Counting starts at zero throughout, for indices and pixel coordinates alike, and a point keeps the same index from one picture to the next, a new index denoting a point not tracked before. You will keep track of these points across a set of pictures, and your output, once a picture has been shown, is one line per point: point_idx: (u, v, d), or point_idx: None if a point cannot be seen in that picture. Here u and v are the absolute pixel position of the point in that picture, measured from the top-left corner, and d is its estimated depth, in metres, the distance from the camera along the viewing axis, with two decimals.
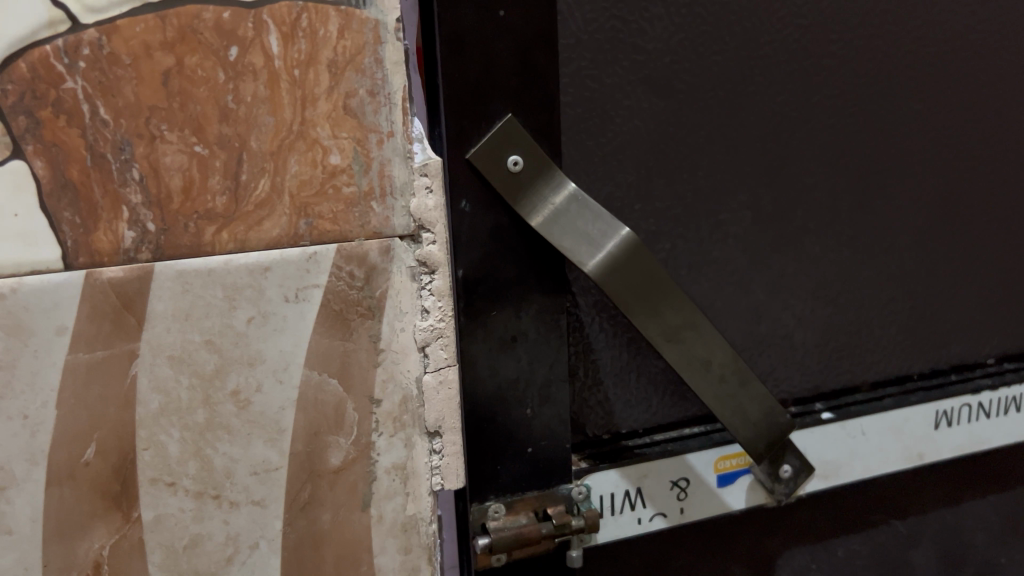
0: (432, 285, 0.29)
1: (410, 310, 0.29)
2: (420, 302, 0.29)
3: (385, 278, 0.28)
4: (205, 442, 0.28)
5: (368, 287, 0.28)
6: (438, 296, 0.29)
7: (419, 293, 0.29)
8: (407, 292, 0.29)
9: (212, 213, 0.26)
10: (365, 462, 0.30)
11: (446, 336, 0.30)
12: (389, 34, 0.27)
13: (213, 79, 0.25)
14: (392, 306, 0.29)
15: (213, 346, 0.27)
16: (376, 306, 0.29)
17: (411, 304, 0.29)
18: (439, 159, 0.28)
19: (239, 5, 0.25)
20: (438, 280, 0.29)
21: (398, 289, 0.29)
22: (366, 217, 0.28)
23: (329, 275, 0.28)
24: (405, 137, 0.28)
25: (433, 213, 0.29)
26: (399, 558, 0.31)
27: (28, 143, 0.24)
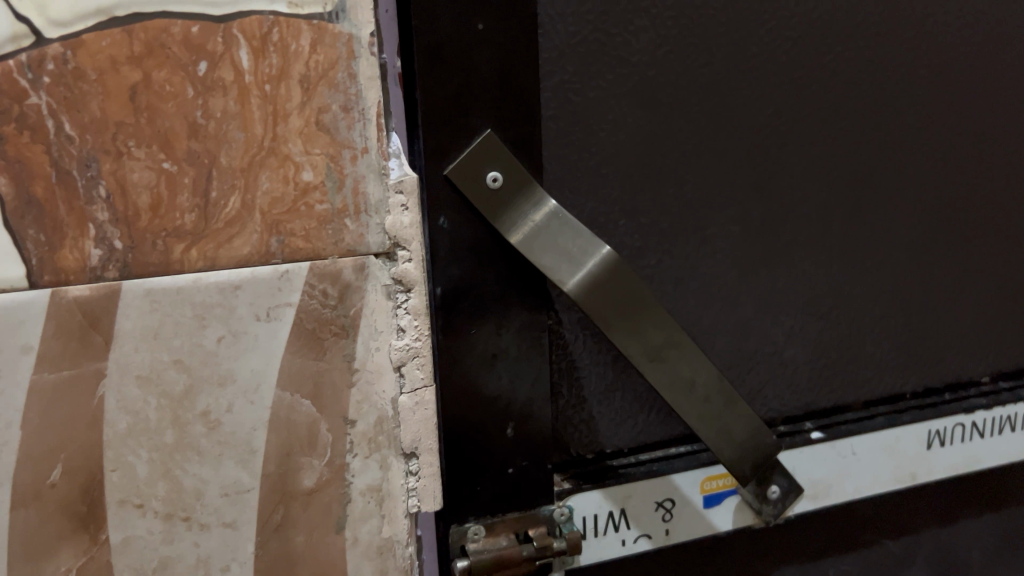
0: (408, 304, 0.29)
1: (385, 329, 0.29)
2: (396, 321, 0.29)
3: (360, 297, 0.28)
4: (174, 463, 0.27)
5: (342, 306, 0.28)
6: (414, 314, 0.29)
7: (394, 312, 0.29)
8: (383, 311, 0.28)
9: (181, 231, 0.26)
10: (339, 483, 0.29)
11: (422, 355, 0.30)
12: (363, 49, 0.26)
13: (181, 94, 0.25)
14: (366, 325, 0.28)
15: (182, 365, 0.27)
16: (350, 325, 0.28)
17: (386, 323, 0.29)
18: (414, 176, 0.28)
19: (208, 19, 0.25)
20: (414, 298, 0.29)
21: (374, 308, 0.28)
22: (340, 235, 0.27)
23: (301, 294, 0.27)
24: (379, 154, 0.27)
25: (408, 231, 0.28)
26: None
27: None
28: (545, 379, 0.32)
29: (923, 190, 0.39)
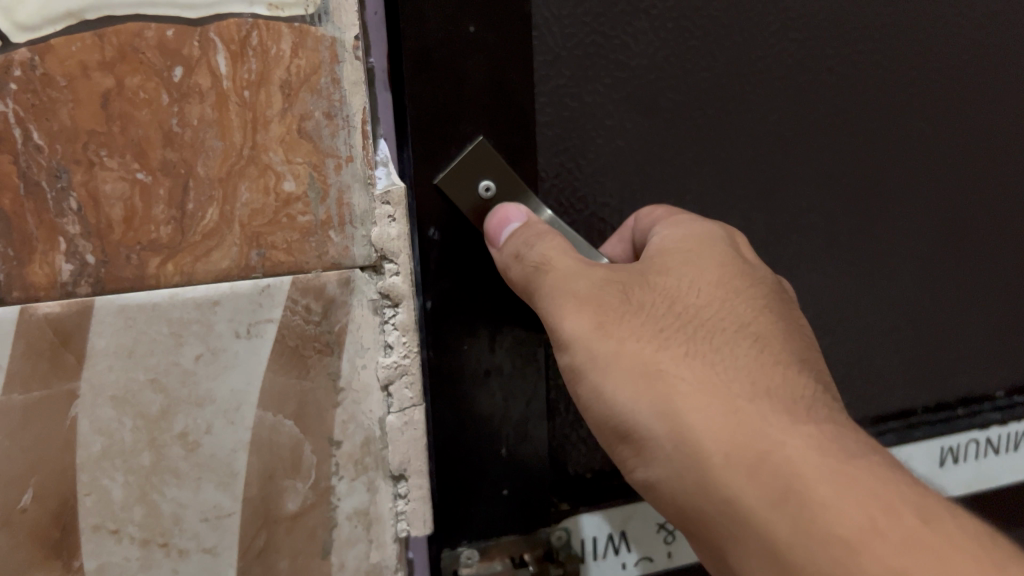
0: (395, 319, 0.28)
1: (371, 346, 0.27)
2: (383, 337, 0.28)
3: (344, 312, 0.27)
4: (152, 487, 0.26)
5: (325, 322, 0.26)
6: (402, 330, 0.28)
7: (381, 328, 0.28)
8: (369, 327, 0.27)
9: (156, 244, 0.25)
10: (325, 507, 0.28)
11: (411, 372, 0.28)
12: (346, 53, 0.25)
13: (155, 101, 0.24)
14: (352, 342, 0.27)
15: (159, 385, 0.25)
16: (334, 341, 0.27)
17: (372, 339, 0.27)
18: (402, 186, 0.27)
19: (183, 22, 0.23)
20: (402, 313, 0.28)
21: (359, 323, 0.27)
22: (323, 247, 0.26)
23: (282, 309, 0.26)
24: (365, 163, 0.26)
25: (396, 242, 0.27)
26: None
27: None
28: (540, 396, 0.31)
29: (931, 199, 0.38)
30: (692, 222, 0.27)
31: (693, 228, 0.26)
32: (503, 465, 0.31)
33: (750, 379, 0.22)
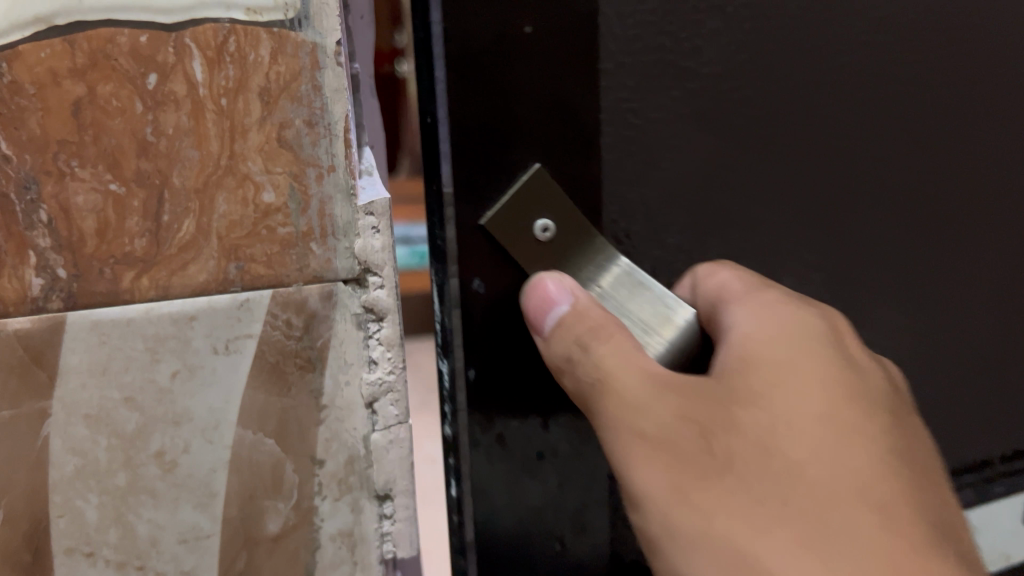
0: (380, 334, 0.27)
1: (355, 362, 0.27)
2: (367, 353, 0.27)
3: (327, 327, 0.26)
4: (126, 508, 0.25)
5: (307, 337, 0.26)
6: (386, 345, 0.27)
7: (365, 343, 0.27)
8: (352, 342, 0.27)
9: (130, 257, 0.24)
10: (307, 528, 0.27)
11: (396, 389, 0.27)
12: (328, 60, 0.24)
13: (129, 109, 0.23)
14: (334, 358, 0.26)
15: (134, 403, 0.24)
16: (316, 356, 0.26)
17: (356, 355, 0.27)
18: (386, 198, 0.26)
19: (157, 27, 0.22)
20: (387, 328, 0.27)
21: (343, 338, 0.26)
22: (305, 259, 0.25)
23: (263, 324, 0.25)
24: (348, 172, 0.25)
25: (379, 255, 0.26)
26: None
27: None
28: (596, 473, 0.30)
29: (975, 220, 0.37)
30: (771, 310, 0.25)
31: (772, 318, 0.24)
32: (556, 561, 0.30)
33: (856, 541, 0.20)
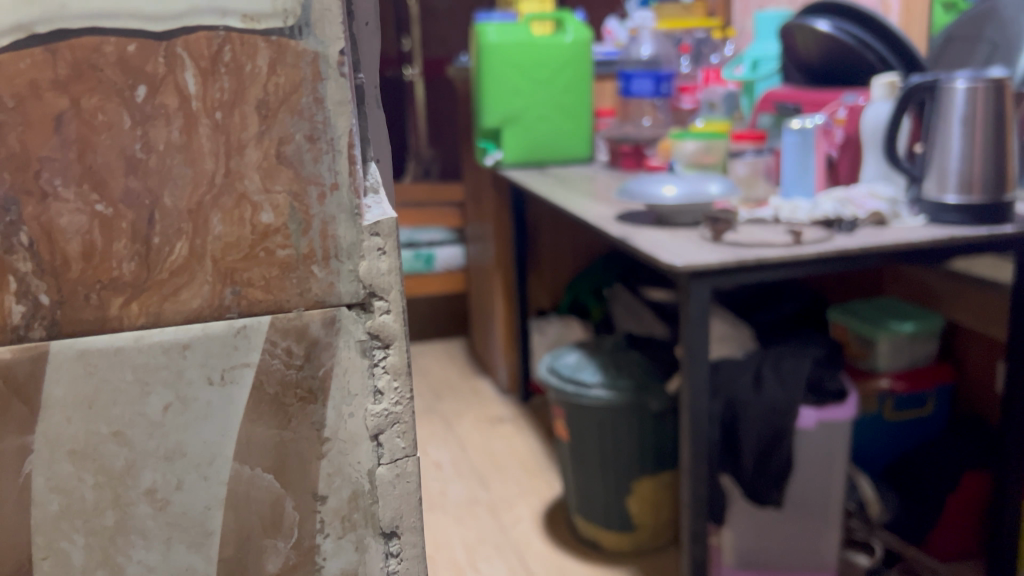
0: (382, 348, 0.58)
1: (358, 359, 0.57)
2: (370, 358, 0.57)
3: (342, 323, 0.56)
4: (144, 440, 0.53)
5: (331, 302, 0.55)
6: (387, 368, 0.58)
7: (368, 353, 0.57)
8: (357, 332, 0.56)
9: (119, 276, 0.50)
10: (322, 437, 0.57)
11: (400, 420, 0.59)
12: (325, 61, 0.52)
13: (115, 102, 0.48)
14: (346, 348, 0.56)
15: (116, 430, 0.52)
16: (334, 325, 0.55)
17: (358, 358, 0.57)
18: (386, 219, 0.56)
19: (147, 32, 0.48)
20: (388, 346, 0.58)
21: (349, 323, 0.56)
22: (317, 287, 0.55)
23: (311, 266, 0.54)
24: (345, 200, 0.54)
25: (382, 281, 0.56)
26: (346, 497, 0.58)
27: (13, 137, 0.47)
28: None
29: None
30: None
31: None
32: None
33: None
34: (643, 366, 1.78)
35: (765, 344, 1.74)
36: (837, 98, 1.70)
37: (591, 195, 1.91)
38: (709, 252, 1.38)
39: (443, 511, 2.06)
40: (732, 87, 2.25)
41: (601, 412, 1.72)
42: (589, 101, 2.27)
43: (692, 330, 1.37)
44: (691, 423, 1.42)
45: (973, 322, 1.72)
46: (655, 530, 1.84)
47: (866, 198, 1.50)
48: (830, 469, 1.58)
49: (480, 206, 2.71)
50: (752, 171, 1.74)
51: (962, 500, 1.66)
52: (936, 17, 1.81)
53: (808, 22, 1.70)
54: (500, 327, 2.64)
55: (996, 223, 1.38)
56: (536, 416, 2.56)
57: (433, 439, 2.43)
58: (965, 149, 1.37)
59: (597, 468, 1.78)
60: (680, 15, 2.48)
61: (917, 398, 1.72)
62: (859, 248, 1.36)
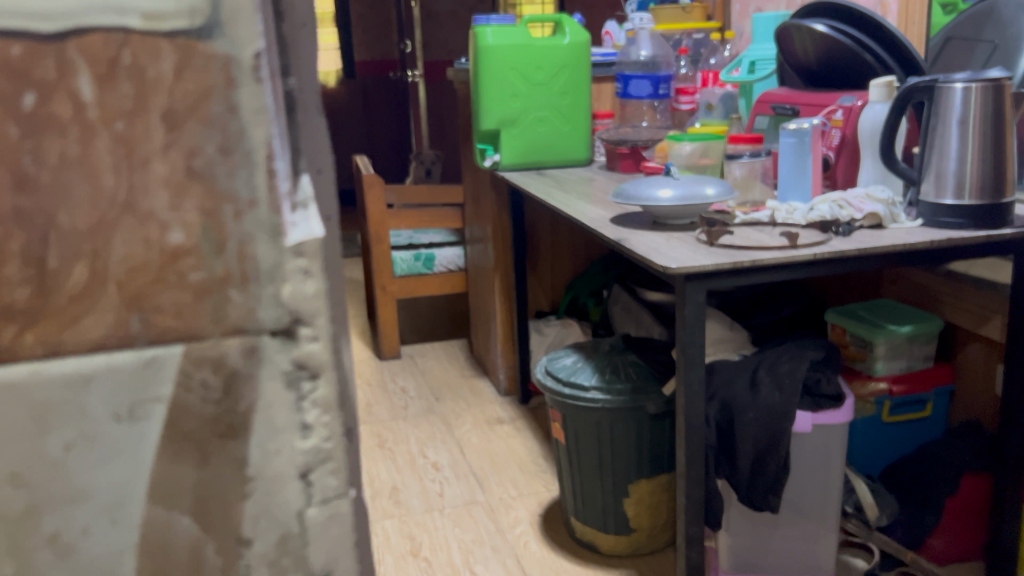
0: (309, 384, 0.46)
1: (288, 403, 0.46)
2: (297, 398, 0.46)
3: (262, 355, 0.45)
4: (32, 526, 0.44)
5: (251, 326, 0.44)
6: (317, 402, 0.47)
7: (296, 393, 0.46)
8: (280, 361, 0.45)
9: (14, 310, 0.41)
10: (243, 486, 0.47)
11: (332, 455, 0.48)
12: (239, 71, 0.41)
13: (15, 106, 0.38)
14: (268, 377, 0.46)
15: (15, 481, 0.43)
16: (251, 346, 0.45)
17: (289, 402, 0.46)
18: (312, 229, 0.44)
19: (29, 37, 0.38)
20: (316, 380, 0.46)
21: (271, 354, 0.45)
22: (234, 319, 0.44)
23: (236, 317, 0.44)
24: (264, 207, 0.43)
25: (308, 305, 0.45)
26: (278, 552, 0.49)
27: None
28: None
29: None
30: None
31: None
32: None
33: None
34: (639, 368, 1.75)
35: (761, 347, 1.71)
36: (834, 100, 1.67)
37: (588, 197, 1.89)
38: (704, 255, 1.36)
39: (440, 513, 2.04)
40: (730, 90, 2.22)
41: (597, 415, 1.71)
42: (588, 102, 2.24)
43: (689, 334, 1.35)
44: (685, 429, 1.40)
45: (971, 325, 1.70)
46: (653, 534, 1.82)
47: (864, 200, 1.47)
48: (826, 470, 1.57)
49: (479, 207, 2.69)
50: (749, 173, 1.73)
51: (962, 503, 1.64)
52: (934, 18, 1.79)
53: (805, 24, 1.68)
54: (500, 328, 2.61)
55: (996, 226, 1.36)
56: (536, 417, 2.52)
57: (432, 440, 2.41)
58: (962, 150, 1.35)
59: (594, 471, 1.76)
60: (678, 17, 2.49)
61: (917, 401, 1.71)
62: (856, 250, 1.33)
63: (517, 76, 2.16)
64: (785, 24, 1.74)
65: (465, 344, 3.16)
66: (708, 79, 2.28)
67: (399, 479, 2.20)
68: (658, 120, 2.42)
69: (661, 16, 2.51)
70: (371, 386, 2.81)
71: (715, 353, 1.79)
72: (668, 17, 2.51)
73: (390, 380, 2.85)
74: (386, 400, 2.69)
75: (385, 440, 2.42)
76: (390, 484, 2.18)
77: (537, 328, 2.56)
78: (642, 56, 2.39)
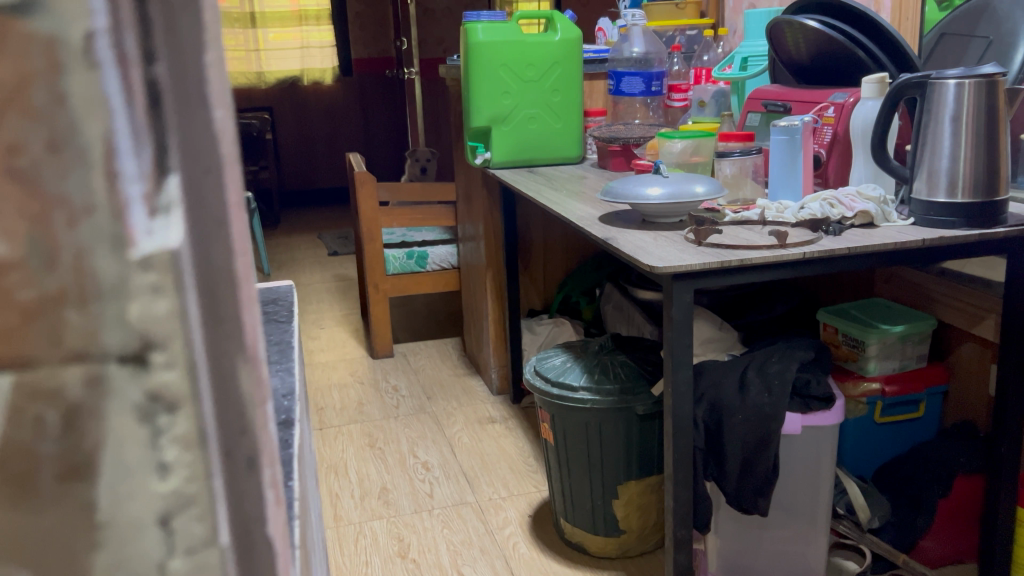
0: (176, 422, 0.28)
1: (146, 453, 0.28)
2: (158, 447, 0.28)
3: (110, 398, 0.27)
4: None
5: (94, 344, 0.27)
6: (183, 442, 0.28)
7: (155, 437, 0.28)
8: (129, 397, 0.27)
9: None
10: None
11: (199, 502, 0.29)
12: (73, 51, 0.24)
13: None
14: (122, 431, 0.28)
15: None
16: (100, 377, 0.27)
17: (145, 450, 0.28)
18: (174, 237, 0.26)
19: None
20: (182, 417, 0.28)
21: (118, 393, 0.27)
22: (71, 346, 0.27)
23: (74, 343, 0.27)
24: (112, 194, 0.25)
25: (166, 325, 0.27)
26: None
27: None
28: None
29: None
30: None
31: None
32: None
33: None
34: (628, 368, 1.71)
35: (750, 347, 1.69)
36: (825, 97, 1.64)
37: (578, 196, 1.86)
38: (691, 254, 1.33)
39: (429, 513, 2.00)
40: (723, 87, 2.12)
41: (585, 416, 1.67)
42: (580, 99, 2.21)
43: (676, 335, 1.32)
44: (673, 430, 1.36)
45: (963, 324, 1.67)
46: (642, 536, 1.78)
47: (855, 198, 1.44)
48: (817, 470, 1.55)
49: (471, 205, 2.65)
50: (739, 171, 1.70)
51: (954, 504, 1.61)
52: (929, 14, 1.77)
53: (796, 19, 1.64)
54: (492, 327, 2.57)
55: (989, 224, 1.33)
56: (528, 416, 2.48)
57: (422, 440, 2.36)
58: (955, 147, 1.32)
59: (582, 472, 1.73)
60: (671, 14, 2.44)
61: (910, 403, 1.68)
62: (847, 248, 1.30)
63: (507, 72, 2.13)
64: (775, 20, 1.71)
65: (458, 343, 3.13)
66: (700, 75, 2.21)
67: (389, 480, 2.16)
68: (650, 116, 2.38)
69: (653, 12, 2.47)
70: (363, 385, 2.77)
71: (703, 353, 1.76)
72: (660, 14, 2.46)
73: (382, 378, 2.82)
74: (377, 399, 2.65)
75: (375, 440, 2.38)
76: (379, 484, 2.14)
77: (529, 327, 2.57)
78: (635, 53, 2.37)
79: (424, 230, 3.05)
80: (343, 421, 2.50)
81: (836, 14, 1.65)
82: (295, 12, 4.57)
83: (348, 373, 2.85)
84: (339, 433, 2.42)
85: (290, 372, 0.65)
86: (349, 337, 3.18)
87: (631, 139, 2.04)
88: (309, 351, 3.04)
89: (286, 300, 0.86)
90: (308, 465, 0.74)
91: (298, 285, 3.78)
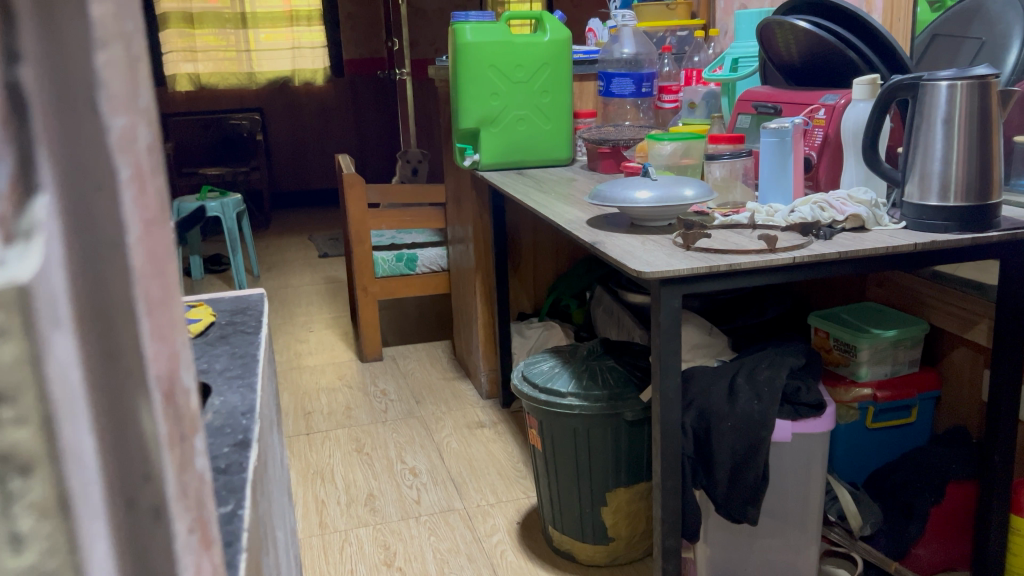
0: (36, 478, 0.31)
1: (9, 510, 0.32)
2: (21, 503, 0.32)
3: None
4: None
5: None
6: (44, 501, 0.32)
7: (16, 492, 0.31)
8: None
9: None
10: None
11: (63, 558, 0.32)
12: None
13: None
14: None
15: None
16: None
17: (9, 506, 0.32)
18: (28, 275, 0.30)
19: None
20: (42, 473, 0.31)
21: None
22: None
23: None
24: None
25: (21, 383, 0.30)
26: None
27: None
28: None
29: None
30: None
31: None
32: None
33: None
34: (616, 373, 1.68)
35: (740, 353, 1.66)
36: (816, 98, 1.62)
37: (567, 199, 1.83)
38: (680, 259, 1.30)
39: (416, 520, 1.95)
40: (714, 87, 2.13)
41: (574, 422, 1.64)
42: (571, 100, 2.18)
43: (663, 341, 1.28)
44: (661, 437, 1.33)
45: (956, 329, 1.65)
46: (632, 543, 1.75)
47: (846, 202, 1.41)
48: (808, 477, 1.52)
49: (460, 207, 2.62)
50: (729, 173, 1.67)
51: (944, 513, 1.57)
52: (920, 15, 1.73)
53: (787, 19, 1.62)
54: (481, 330, 2.54)
55: (983, 228, 1.31)
56: (518, 420, 2.45)
57: (410, 445, 2.32)
58: (947, 150, 1.29)
59: (571, 479, 1.69)
60: (662, 14, 2.42)
61: (902, 408, 1.66)
62: (838, 253, 1.27)
63: (496, 73, 2.10)
64: (766, 21, 1.68)
65: (448, 347, 3.09)
66: (691, 76, 2.21)
67: (376, 486, 2.11)
68: (640, 119, 2.36)
69: (644, 13, 2.45)
70: (351, 389, 2.72)
71: (693, 359, 1.74)
72: (652, 14, 2.43)
73: (371, 382, 2.77)
74: (365, 403, 2.61)
75: (363, 445, 2.34)
76: (366, 491, 2.10)
77: (518, 331, 2.54)
78: (625, 53, 2.34)
79: (413, 232, 3.01)
80: (331, 426, 2.45)
81: (828, 14, 1.63)
82: (286, 11, 4.57)
83: (336, 377, 2.81)
84: (326, 438, 2.38)
85: (253, 389, 0.63)
86: (339, 341, 3.14)
87: (621, 140, 2.01)
88: (298, 355, 3.00)
89: (257, 312, 0.84)
90: (273, 483, 0.70)
91: (287, 287, 3.73)
